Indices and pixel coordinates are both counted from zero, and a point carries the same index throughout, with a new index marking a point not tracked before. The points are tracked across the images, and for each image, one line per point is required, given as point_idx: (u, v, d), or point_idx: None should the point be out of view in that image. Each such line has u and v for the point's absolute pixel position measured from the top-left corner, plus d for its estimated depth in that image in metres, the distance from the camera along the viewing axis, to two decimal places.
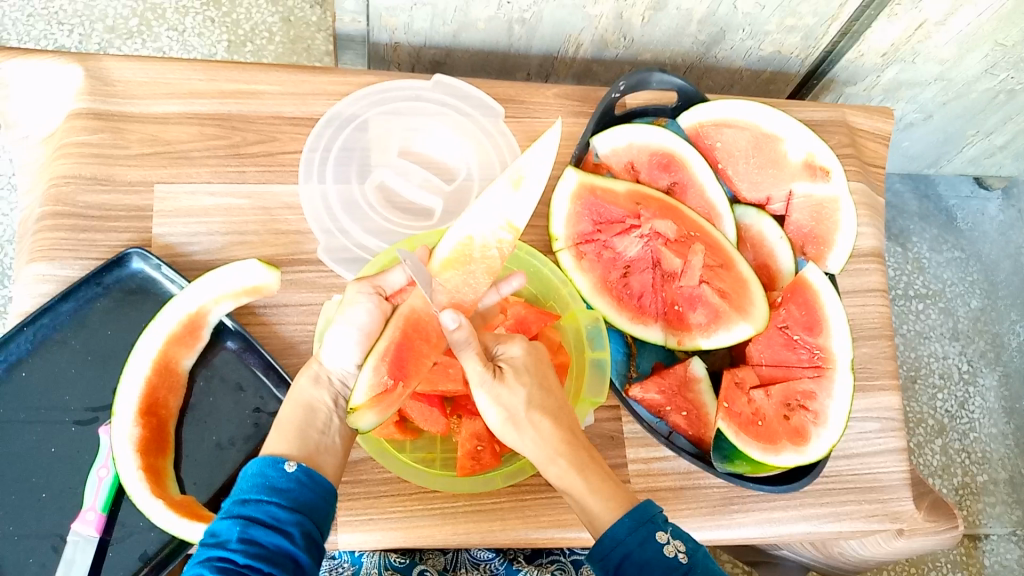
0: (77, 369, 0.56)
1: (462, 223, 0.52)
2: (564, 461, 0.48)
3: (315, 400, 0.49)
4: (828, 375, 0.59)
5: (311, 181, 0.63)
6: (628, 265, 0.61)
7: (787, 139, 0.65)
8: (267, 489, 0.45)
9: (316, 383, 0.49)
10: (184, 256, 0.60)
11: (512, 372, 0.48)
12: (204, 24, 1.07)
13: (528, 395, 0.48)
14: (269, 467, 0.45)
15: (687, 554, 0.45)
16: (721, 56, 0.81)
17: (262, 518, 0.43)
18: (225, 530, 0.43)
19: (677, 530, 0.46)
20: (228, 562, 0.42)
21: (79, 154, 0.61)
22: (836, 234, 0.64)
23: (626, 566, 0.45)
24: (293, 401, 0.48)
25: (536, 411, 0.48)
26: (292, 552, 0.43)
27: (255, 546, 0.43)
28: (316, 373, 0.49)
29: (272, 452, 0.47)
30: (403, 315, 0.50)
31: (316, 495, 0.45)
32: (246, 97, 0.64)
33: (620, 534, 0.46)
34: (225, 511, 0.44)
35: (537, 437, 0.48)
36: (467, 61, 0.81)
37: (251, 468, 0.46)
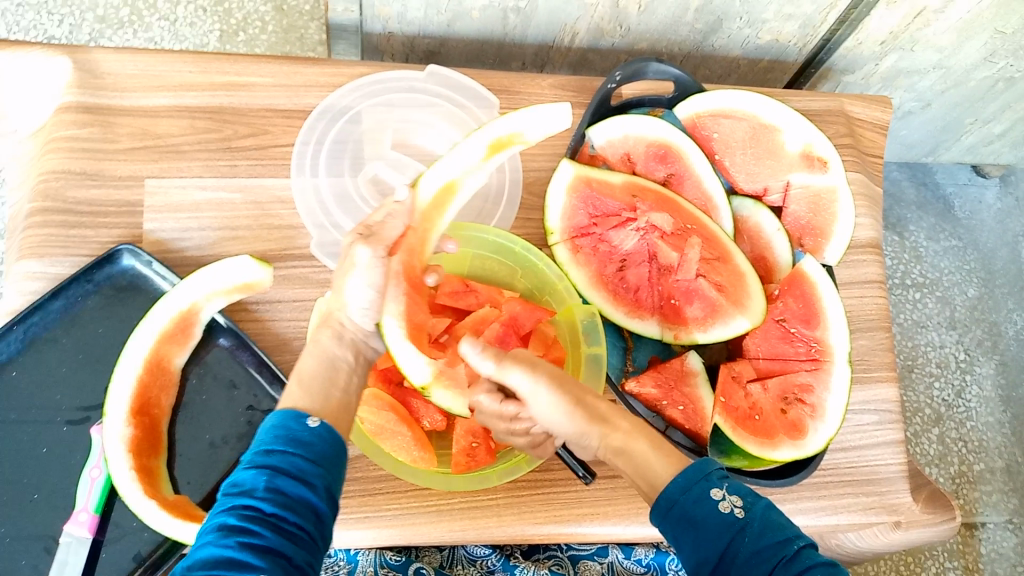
0: (69, 367, 0.56)
1: (439, 169, 0.52)
2: (625, 427, 0.50)
3: (336, 356, 0.49)
4: (826, 368, 0.59)
5: (304, 175, 0.62)
6: (625, 259, 0.60)
7: (785, 129, 0.65)
8: (291, 440, 0.44)
9: (337, 339, 0.50)
10: (176, 252, 0.60)
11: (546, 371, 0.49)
12: (196, 13, 1.06)
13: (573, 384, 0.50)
14: (291, 420, 0.45)
15: (744, 509, 0.44)
16: (718, 45, 0.81)
17: (287, 468, 0.42)
18: (250, 479, 0.42)
19: (734, 487, 0.45)
20: (255, 510, 0.40)
21: (68, 148, 0.60)
22: (835, 224, 0.64)
23: (681, 523, 0.45)
24: (314, 353, 0.49)
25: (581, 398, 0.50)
26: (314, 503, 0.42)
27: (280, 495, 0.41)
28: (337, 329, 0.50)
29: (296, 405, 0.46)
30: (398, 272, 0.50)
31: (334, 450, 0.45)
32: (237, 90, 0.63)
33: (673, 493, 0.45)
34: (246, 461, 0.43)
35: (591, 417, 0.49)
36: (461, 50, 0.81)
37: (270, 421, 0.45)
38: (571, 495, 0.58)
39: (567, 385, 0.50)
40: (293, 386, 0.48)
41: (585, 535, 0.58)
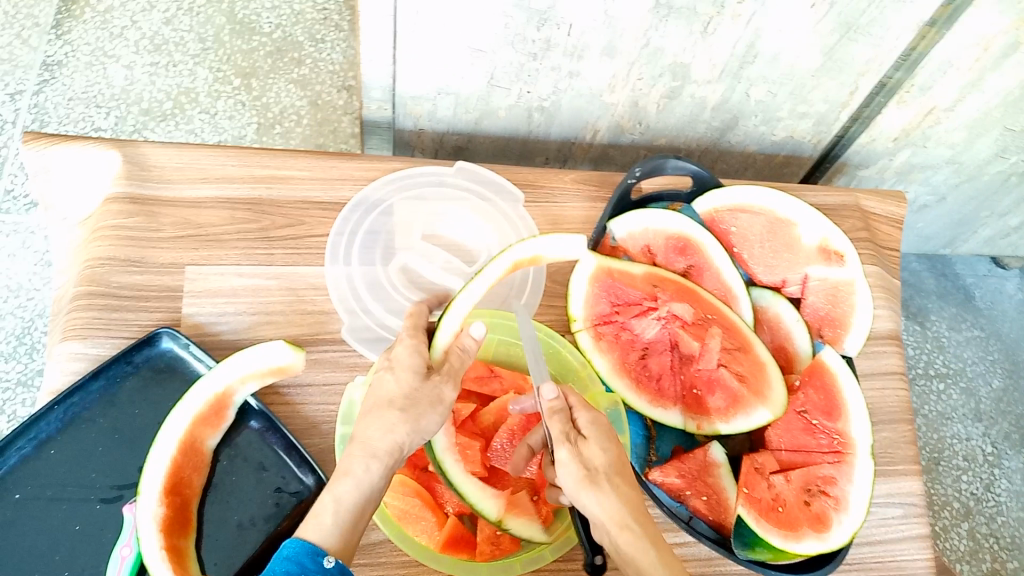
0: (105, 447, 0.57)
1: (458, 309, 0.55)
2: (640, 530, 0.47)
3: (372, 487, 0.46)
4: (849, 461, 0.59)
5: (337, 264, 0.65)
6: (646, 347, 0.61)
7: (801, 225, 0.67)
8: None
9: (375, 460, 0.46)
10: (212, 336, 0.62)
11: (593, 446, 0.49)
12: (235, 107, 1.12)
13: (607, 460, 0.48)
14: (307, 556, 0.42)
15: None
16: (735, 141, 0.84)
17: None
18: None
19: None
20: None
21: (113, 237, 0.63)
22: (853, 315, 0.65)
23: None
24: (357, 484, 0.46)
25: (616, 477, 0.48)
26: None
27: None
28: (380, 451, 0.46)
29: (312, 538, 0.44)
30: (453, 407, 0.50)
31: None
32: (277, 183, 0.67)
33: None
34: None
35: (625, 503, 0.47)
36: (487, 147, 0.84)
37: (285, 550, 0.43)
38: None
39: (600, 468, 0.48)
40: (321, 508, 0.45)
41: None
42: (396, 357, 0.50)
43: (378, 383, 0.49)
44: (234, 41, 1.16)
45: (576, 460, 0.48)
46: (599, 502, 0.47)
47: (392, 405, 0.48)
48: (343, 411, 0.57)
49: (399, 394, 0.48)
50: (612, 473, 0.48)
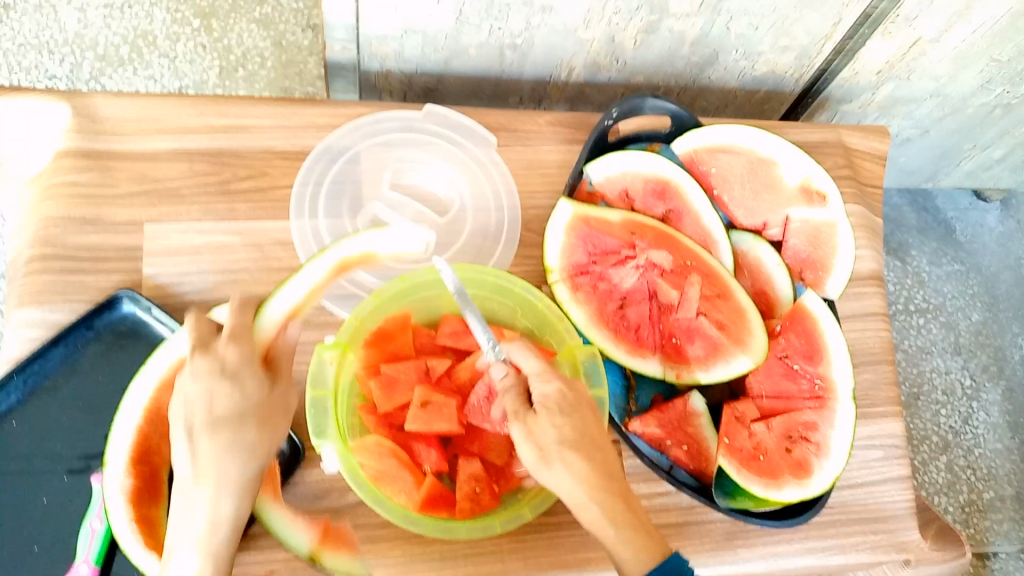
0: (70, 416, 0.56)
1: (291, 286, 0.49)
2: (599, 504, 0.48)
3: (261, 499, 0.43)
4: (830, 406, 0.59)
5: (302, 218, 0.62)
6: (625, 297, 0.60)
7: (783, 164, 0.65)
8: None
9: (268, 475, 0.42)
10: (175, 297, 0.59)
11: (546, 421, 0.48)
12: (196, 50, 1.07)
13: (561, 433, 0.48)
14: None
15: None
16: (715, 77, 0.81)
17: None
18: None
19: None
20: None
21: (67, 195, 0.60)
22: (835, 258, 0.64)
23: None
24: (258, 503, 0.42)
25: (570, 450, 0.48)
26: None
27: None
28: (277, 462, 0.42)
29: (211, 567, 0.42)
30: None
31: None
32: (236, 133, 0.63)
33: None
34: None
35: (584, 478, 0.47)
36: (458, 87, 0.81)
37: None
38: (576, 539, 0.57)
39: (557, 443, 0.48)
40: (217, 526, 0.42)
41: None
42: (226, 361, 0.43)
43: (209, 393, 0.42)
44: None
45: (529, 430, 0.48)
46: (554, 482, 0.48)
47: (216, 420, 0.42)
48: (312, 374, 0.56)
49: (250, 406, 0.43)
50: (569, 444, 0.48)
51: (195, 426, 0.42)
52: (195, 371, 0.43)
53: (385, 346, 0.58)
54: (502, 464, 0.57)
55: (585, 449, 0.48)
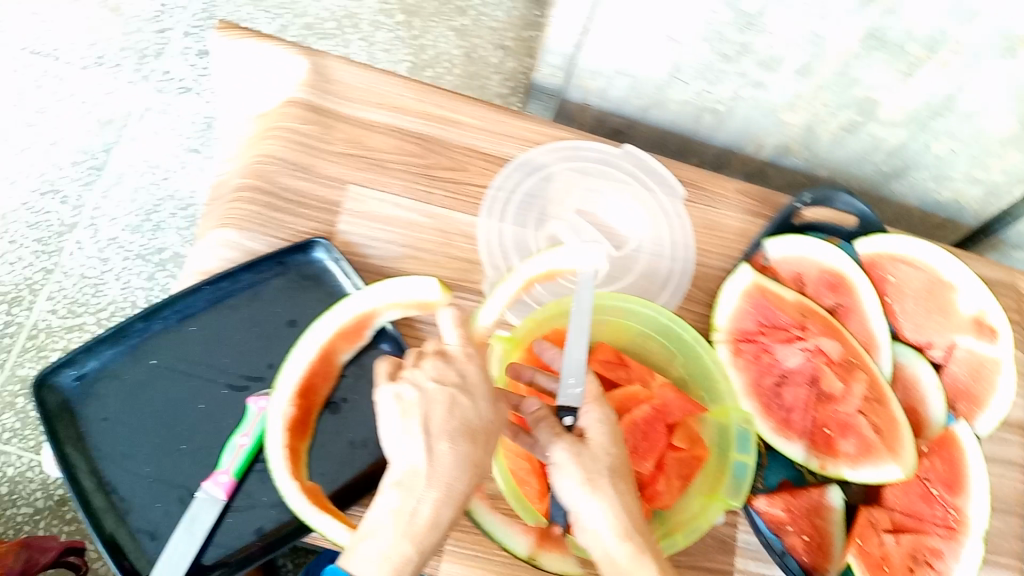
0: (242, 336, 0.59)
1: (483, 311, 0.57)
2: (636, 544, 0.45)
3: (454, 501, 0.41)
4: (959, 539, 0.58)
5: (492, 218, 0.65)
6: (784, 375, 0.60)
7: (959, 291, 0.65)
8: None
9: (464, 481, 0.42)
10: (361, 257, 0.62)
11: (597, 438, 0.47)
12: (393, 41, 1.13)
13: (608, 464, 0.46)
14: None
15: None
16: (897, 191, 0.82)
17: None
18: None
19: None
20: None
21: (286, 139, 0.64)
22: (992, 396, 0.63)
23: None
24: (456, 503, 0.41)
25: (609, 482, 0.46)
26: None
27: None
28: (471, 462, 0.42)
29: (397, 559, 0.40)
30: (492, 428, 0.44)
31: None
32: (448, 124, 0.67)
33: None
34: None
35: (631, 513, 0.46)
36: (647, 137, 0.83)
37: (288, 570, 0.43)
38: None
39: (597, 463, 0.46)
40: (422, 513, 0.40)
41: None
42: (465, 381, 0.45)
43: (447, 405, 0.43)
44: None
45: (579, 458, 0.46)
46: (603, 510, 0.45)
47: (455, 431, 0.42)
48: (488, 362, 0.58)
49: (482, 426, 0.44)
50: (614, 472, 0.46)
51: (436, 432, 0.42)
52: (424, 387, 0.43)
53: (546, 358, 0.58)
54: None
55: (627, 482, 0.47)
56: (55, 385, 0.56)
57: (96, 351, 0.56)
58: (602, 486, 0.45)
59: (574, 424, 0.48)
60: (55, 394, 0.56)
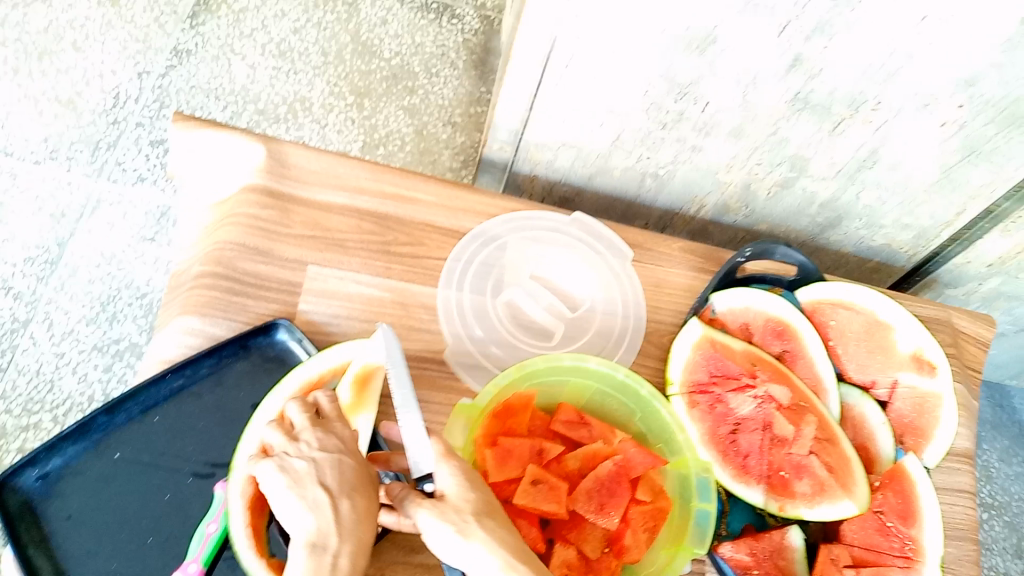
0: (205, 423, 0.59)
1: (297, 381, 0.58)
2: (529, 574, 0.44)
3: (360, 545, 0.45)
4: (918, 568, 0.60)
5: (449, 288, 0.67)
6: (738, 423, 0.63)
7: (898, 330, 0.68)
8: None
9: (360, 523, 0.45)
10: (323, 335, 0.64)
11: (451, 488, 0.46)
12: (345, 123, 1.17)
13: (474, 503, 0.46)
14: None
15: None
16: (833, 239, 0.86)
17: None
18: None
19: None
20: None
21: (246, 224, 0.65)
22: (936, 428, 0.66)
23: None
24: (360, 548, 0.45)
25: (483, 519, 0.45)
26: None
27: None
28: (340, 500, 0.45)
29: None
30: (341, 460, 0.47)
31: None
32: (402, 200, 0.69)
33: None
34: None
35: (507, 545, 0.44)
36: (593, 202, 0.87)
37: None
38: None
39: (456, 505, 0.45)
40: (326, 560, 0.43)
41: None
42: (343, 445, 0.48)
43: (336, 464, 0.47)
44: (355, 60, 1.21)
45: (441, 510, 0.45)
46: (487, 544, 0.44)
47: (351, 489, 0.46)
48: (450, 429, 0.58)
49: (368, 481, 0.48)
50: (482, 515, 0.45)
51: (337, 491, 0.45)
52: (309, 455, 0.47)
53: (507, 421, 0.60)
54: (593, 558, 0.57)
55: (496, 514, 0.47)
56: (17, 486, 0.55)
57: (59, 448, 0.56)
58: (474, 530, 0.44)
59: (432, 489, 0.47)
60: (17, 494, 0.55)
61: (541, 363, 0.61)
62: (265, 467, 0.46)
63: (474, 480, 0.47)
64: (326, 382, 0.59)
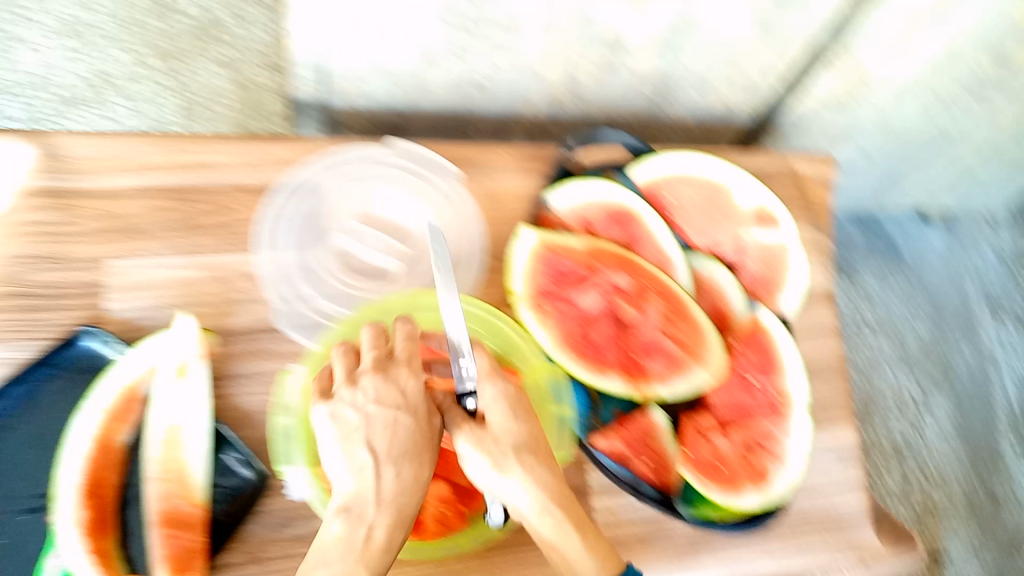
0: (23, 455, 0.55)
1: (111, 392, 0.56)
2: (564, 514, 0.49)
3: (403, 504, 0.48)
4: (786, 417, 0.61)
5: (266, 249, 0.63)
6: (587, 318, 0.62)
7: (734, 189, 0.68)
8: None
9: (380, 489, 0.47)
10: (142, 331, 0.60)
11: (496, 416, 0.50)
12: (158, 92, 1.08)
13: (517, 439, 0.50)
14: None
15: None
16: (671, 112, 0.84)
17: None
18: None
19: None
20: None
21: (29, 233, 0.60)
22: (786, 275, 0.67)
23: None
24: (393, 505, 0.47)
25: (528, 456, 0.50)
26: None
27: None
28: (383, 463, 0.48)
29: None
30: (384, 417, 0.49)
31: None
32: (201, 169, 0.64)
33: None
34: None
35: (540, 481, 0.49)
36: (423, 125, 0.82)
37: None
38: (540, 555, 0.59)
39: (512, 438, 0.50)
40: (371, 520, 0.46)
41: None
42: (403, 399, 0.50)
43: (389, 425, 0.49)
44: (152, 21, 1.11)
45: (480, 441, 0.49)
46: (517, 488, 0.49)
47: (397, 454, 0.48)
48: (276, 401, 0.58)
49: (422, 441, 0.50)
50: (527, 450, 0.50)
51: (382, 457, 0.48)
52: (364, 409, 0.49)
53: None
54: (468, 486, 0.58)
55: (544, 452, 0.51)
56: None
57: None
58: (509, 466, 0.49)
59: (476, 407, 0.51)
60: None
61: (365, 311, 0.60)
62: (319, 411, 0.50)
63: (522, 410, 0.51)
64: (144, 388, 0.56)
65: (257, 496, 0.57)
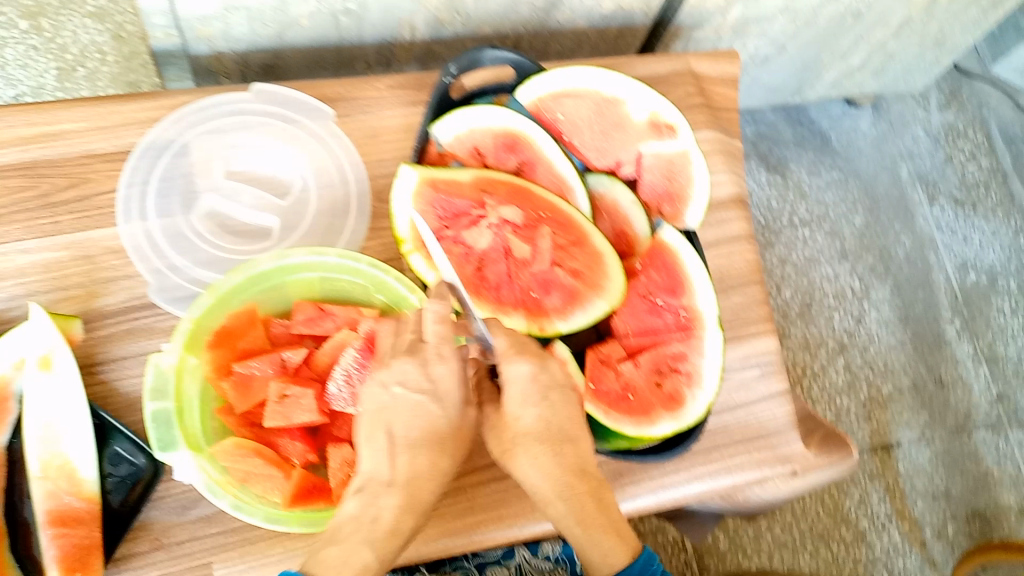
0: None
1: None
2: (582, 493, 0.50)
3: (420, 488, 0.48)
4: (697, 335, 0.59)
5: (131, 220, 0.59)
6: (482, 257, 0.58)
7: (628, 101, 0.64)
8: None
9: (395, 469, 0.48)
10: (8, 323, 0.56)
11: (517, 398, 0.49)
12: (28, 54, 1.00)
13: (540, 423, 0.50)
14: None
15: None
16: (563, 19, 0.78)
17: None
18: None
19: None
20: None
21: None
22: (691, 187, 0.63)
23: None
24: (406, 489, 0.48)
25: (546, 440, 0.50)
26: None
27: None
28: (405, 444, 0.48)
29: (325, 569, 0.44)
30: (414, 402, 0.49)
31: None
32: (46, 140, 0.58)
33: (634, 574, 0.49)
34: None
35: (561, 467, 0.50)
36: (298, 60, 0.77)
37: None
38: (462, 506, 0.57)
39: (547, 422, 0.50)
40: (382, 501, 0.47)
41: (483, 542, 0.57)
42: (433, 385, 0.49)
43: (414, 410, 0.49)
44: None
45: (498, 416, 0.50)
46: (534, 469, 0.50)
47: (416, 438, 0.49)
48: (151, 386, 0.51)
49: (447, 426, 0.50)
50: (551, 431, 0.50)
51: (400, 442, 0.48)
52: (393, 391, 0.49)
53: (236, 344, 0.54)
54: None
55: (571, 433, 0.51)
56: None
57: None
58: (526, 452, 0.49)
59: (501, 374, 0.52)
60: None
61: (238, 277, 0.54)
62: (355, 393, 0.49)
63: (552, 393, 0.50)
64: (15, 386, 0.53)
65: (151, 484, 0.53)
